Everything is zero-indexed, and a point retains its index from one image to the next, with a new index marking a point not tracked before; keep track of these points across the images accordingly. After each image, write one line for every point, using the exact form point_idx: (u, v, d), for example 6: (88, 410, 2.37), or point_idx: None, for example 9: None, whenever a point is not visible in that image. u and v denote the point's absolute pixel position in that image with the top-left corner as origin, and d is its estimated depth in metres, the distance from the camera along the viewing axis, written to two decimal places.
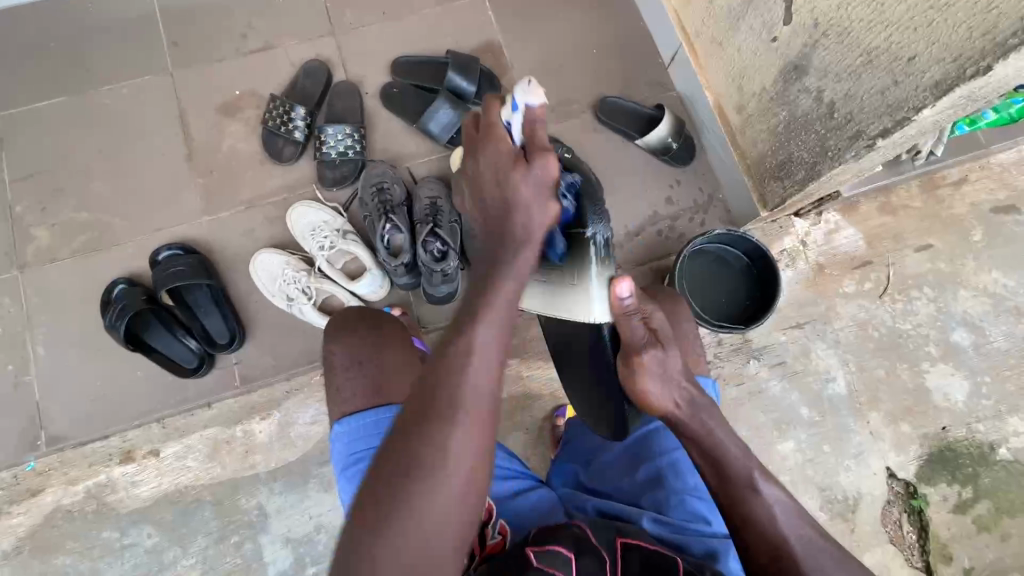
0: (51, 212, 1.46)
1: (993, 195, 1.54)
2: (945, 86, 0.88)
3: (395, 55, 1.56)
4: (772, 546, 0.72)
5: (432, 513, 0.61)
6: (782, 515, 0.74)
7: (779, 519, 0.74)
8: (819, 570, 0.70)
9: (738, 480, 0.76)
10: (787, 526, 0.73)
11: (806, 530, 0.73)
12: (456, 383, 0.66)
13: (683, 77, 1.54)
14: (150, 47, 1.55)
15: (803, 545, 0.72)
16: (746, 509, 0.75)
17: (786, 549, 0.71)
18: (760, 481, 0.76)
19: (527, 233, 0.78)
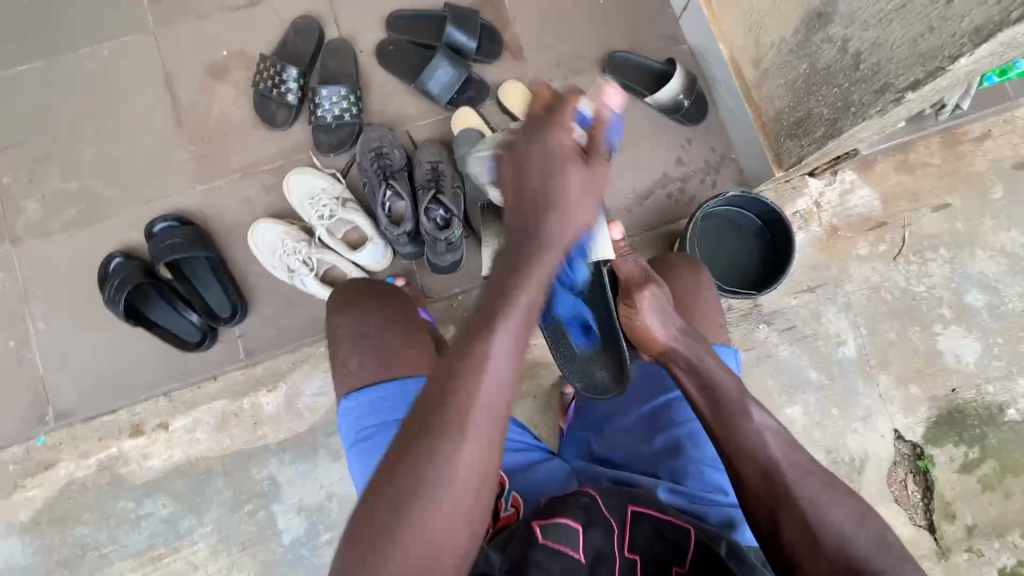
0: (40, 184, 1.41)
1: (1016, 151, 1.48)
2: (985, 32, 0.82)
3: (390, 9, 1.47)
4: (764, 474, 0.72)
5: (446, 507, 0.58)
6: (773, 444, 0.74)
7: (770, 444, 0.74)
8: (806, 492, 0.69)
9: (728, 401, 0.78)
10: (782, 453, 0.73)
11: (802, 459, 0.73)
12: (463, 425, 0.59)
13: (695, 29, 1.46)
14: (130, 5, 1.46)
15: (792, 469, 0.71)
16: (737, 433, 0.75)
17: (778, 472, 0.71)
18: (751, 413, 0.76)
19: (548, 197, 0.65)
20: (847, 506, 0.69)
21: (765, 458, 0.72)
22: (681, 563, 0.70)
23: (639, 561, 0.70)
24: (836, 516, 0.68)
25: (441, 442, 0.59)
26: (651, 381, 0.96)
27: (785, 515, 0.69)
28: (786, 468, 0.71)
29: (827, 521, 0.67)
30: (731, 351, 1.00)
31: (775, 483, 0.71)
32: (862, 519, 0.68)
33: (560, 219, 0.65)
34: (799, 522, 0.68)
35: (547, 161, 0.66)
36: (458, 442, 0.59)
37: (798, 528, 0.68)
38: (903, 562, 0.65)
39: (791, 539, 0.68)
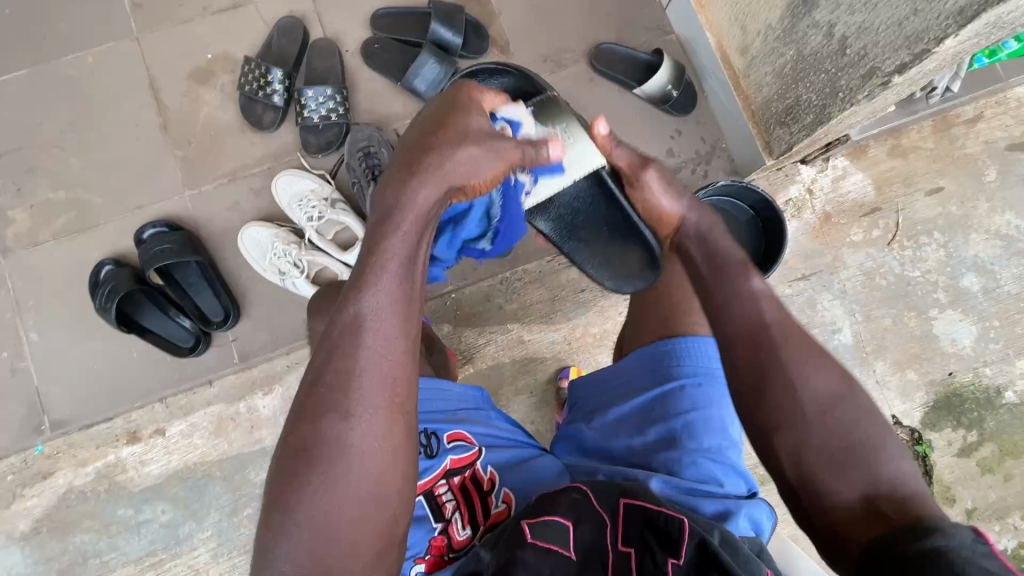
0: (28, 193, 1.41)
1: (1009, 133, 1.47)
2: (970, 13, 0.81)
3: (374, 7, 1.46)
4: (749, 339, 0.73)
5: (360, 447, 0.63)
6: (767, 311, 0.74)
7: (762, 307, 0.74)
8: (798, 362, 0.70)
9: (727, 270, 0.78)
10: (774, 320, 0.73)
11: (797, 330, 0.73)
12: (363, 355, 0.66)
13: (682, 18, 1.44)
14: (111, 11, 1.45)
15: (784, 336, 0.72)
16: (730, 286, 0.76)
17: (769, 342, 0.72)
18: (744, 278, 0.77)
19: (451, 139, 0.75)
20: (839, 379, 0.70)
21: (758, 323, 0.73)
22: (672, 551, 0.67)
23: (634, 554, 0.68)
24: (821, 385, 0.69)
25: (352, 349, 0.66)
26: (645, 372, 0.95)
27: (771, 379, 0.69)
28: (780, 331, 0.72)
29: (810, 387, 0.68)
30: None
31: (764, 352, 0.71)
32: (850, 390, 0.69)
33: (429, 148, 0.74)
34: (783, 385, 0.69)
35: (446, 115, 0.78)
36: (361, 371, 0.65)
37: (780, 389, 0.69)
38: (885, 438, 0.66)
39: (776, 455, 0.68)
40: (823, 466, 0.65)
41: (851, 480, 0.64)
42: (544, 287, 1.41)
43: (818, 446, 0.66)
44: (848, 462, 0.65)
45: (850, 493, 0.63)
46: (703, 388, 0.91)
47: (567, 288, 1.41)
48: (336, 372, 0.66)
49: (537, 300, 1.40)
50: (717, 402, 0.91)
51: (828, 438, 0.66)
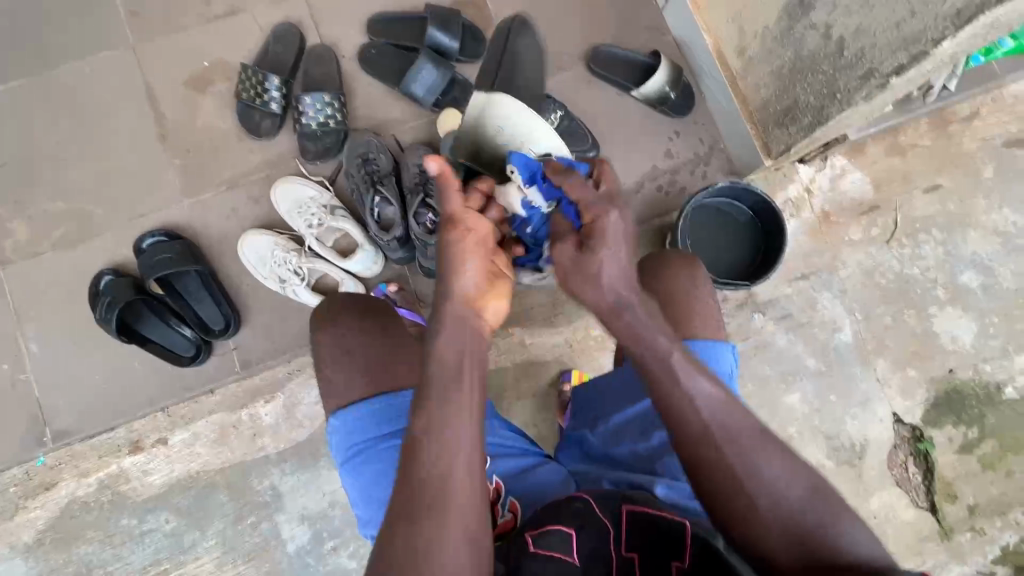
0: (26, 204, 1.40)
1: (1006, 129, 1.47)
2: (968, 15, 0.81)
3: (371, 12, 1.46)
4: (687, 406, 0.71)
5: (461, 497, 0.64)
6: (713, 409, 0.71)
7: (705, 411, 0.71)
8: (747, 449, 0.69)
9: (639, 334, 0.75)
10: (715, 415, 0.71)
11: (740, 417, 0.71)
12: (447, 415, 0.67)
13: (679, 19, 1.44)
14: (107, 19, 1.44)
15: (733, 431, 0.70)
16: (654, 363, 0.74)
17: (712, 436, 0.70)
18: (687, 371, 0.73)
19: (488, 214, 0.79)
20: (784, 462, 0.69)
21: (703, 423, 0.70)
22: (678, 555, 0.68)
23: (638, 561, 0.69)
24: (768, 469, 0.68)
25: (430, 443, 0.66)
26: None
27: (722, 476, 0.68)
28: (727, 423, 0.70)
29: (760, 479, 0.68)
30: (727, 347, 0.97)
31: (710, 450, 0.69)
32: (795, 474, 0.69)
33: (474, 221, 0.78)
34: (735, 483, 0.68)
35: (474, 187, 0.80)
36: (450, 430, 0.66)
37: (728, 488, 0.68)
38: (837, 511, 0.67)
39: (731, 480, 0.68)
40: (784, 548, 0.66)
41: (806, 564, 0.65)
42: (545, 291, 1.41)
43: (777, 533, 0.66)
44: (806, 543, 0.65)
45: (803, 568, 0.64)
46: None
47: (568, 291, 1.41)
48: (401, 486, 0.65)
49: (538, 304, 1.40)
50: None
51: (783, 525, 0.66)
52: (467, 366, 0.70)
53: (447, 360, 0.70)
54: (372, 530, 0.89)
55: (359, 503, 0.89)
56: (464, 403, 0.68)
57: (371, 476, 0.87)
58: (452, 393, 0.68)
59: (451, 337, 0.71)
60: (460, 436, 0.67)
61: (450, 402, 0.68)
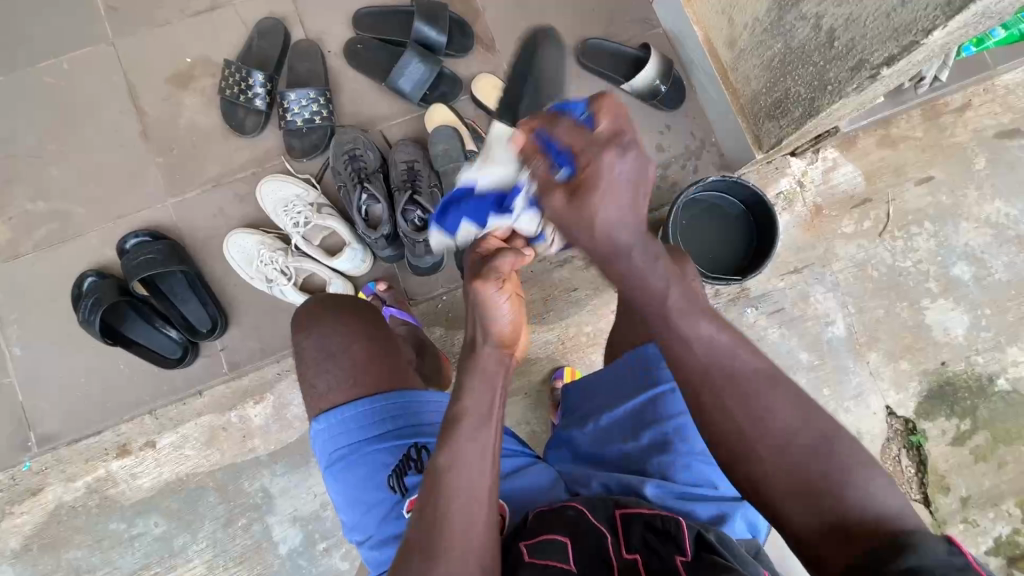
0: (6, 205, 1.37)
1: (997, 120, 1.46)
2: (958, 4, 0.80)
3: (356, 6, 1.44)
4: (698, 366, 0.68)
5: (469, 528, 0.64)
6: (705, 349, 0.68)
7: (698, 348, 0.68)
8: (751, 396, 0.66)
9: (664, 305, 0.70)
10: (711, 356, 0.68)
11: (740, 359, 0.68)
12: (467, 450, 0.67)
13: (669, 11, 1.43)
14: (86, 15, 1.41)
15: (730, 374, 0.67)
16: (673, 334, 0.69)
17: (705, 386, 0.67)
18: (682, 314, 0.69)
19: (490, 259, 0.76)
20: (793, 407, 0.65)
21: (695, 365, 0.68)
22: (681, 549, 0.66)
23: (641, 561, 0.67)
24: (778, 413, 0.65)
25: (446, 481, 0.65)
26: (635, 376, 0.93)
27: (718, 417, 0.66)
28: (725, 367, 0.67)
29: (765, 424, 0.65)
30: None
31: (710, 392, 0.67)
32: (806, 421, 0.65)
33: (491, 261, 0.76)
34: (736, 432, 0.65)
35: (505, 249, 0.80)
36: (468, 464, 0.66)
37: (731, 429, 0.65)
38: (854, 463, 0.63)
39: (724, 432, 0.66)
40: (789, 498, 0.62)
41: (821, 517, 0.61)
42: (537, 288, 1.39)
43: (783, 478, 0.63)
44: (814, 493, 0.62)
45: (809, 521, 0.61)
46: None
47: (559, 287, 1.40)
48: (424, 510, 0.65)
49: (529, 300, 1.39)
50: None
51: (790, 475, 0.63)
52: (497, 405, 0.70)
53: (477, 400, 0.69)
54: (357, 536, 0.87)
55: (345, 508, 0.88)
56: (481, 448, 0.67)
57: (355, 479, 0.86)
58: (480, 433, 0.68)
59: (482, 374, 0.70)
60: (477, 477, 0.66)
61: (478, 440, 0.68)
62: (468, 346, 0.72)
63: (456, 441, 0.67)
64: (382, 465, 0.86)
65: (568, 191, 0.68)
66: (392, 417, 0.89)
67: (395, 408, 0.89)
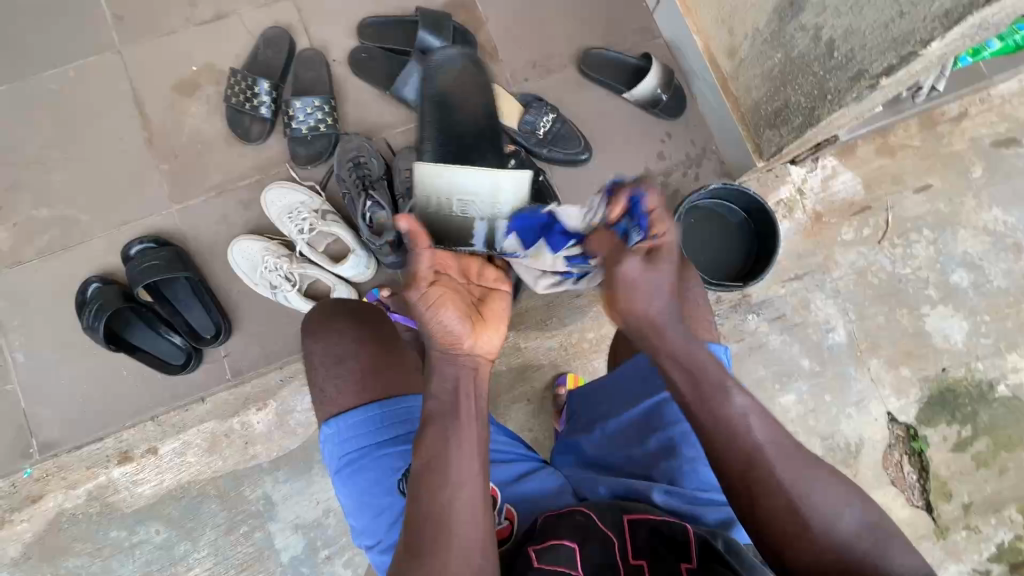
0: (10, 211, 1.38)
1: (994, 129, 1.48)
2: (955, 16, 0.81)
3: (360, 16, 1.45)
4: (744, 454, 0.70)
5: (457, 519, 0.65)
6: (760, 430, 0.70)
7: (753, 428, 0.71)
8: (796, 481, 0.68)
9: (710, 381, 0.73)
10: (763, 442, 0.70)
11: (780, 438, 0.71)
12: (447, 443, 0.68)
13: (669, 21, 1.45)
14: (92, 24, 1.42)
15: (777, 457, 0.69)
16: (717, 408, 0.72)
17: (758, 469, 0.69)
18: (733, 386, 0.73)
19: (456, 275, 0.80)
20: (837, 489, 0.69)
21: (748, 441, 0.70)
22: (687, 557, 0.68)
23: (647, 565, 0.68)
24: (823, 498, 0.68)
25: (429, 477, 0.66)
26: (640, 382, 0.93)
27: (773, 502, 0.68)
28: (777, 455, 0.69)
29: (812, 504, 0.67)
30: (721, 348, 0.97)
31: (759, 480, 0.68)
32: (849, 501, 0.68)
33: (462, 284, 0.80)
34: (785, 510, 0.67)
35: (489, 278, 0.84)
36: (447, 458, 0.67)
37: (786, 512, 0.67)
38: (889, 543, 0.66)
39: (775, 513, 0.67)
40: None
41: None
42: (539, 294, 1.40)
43: (829, 561, 0.65)
44: (860, 575, 0.64)
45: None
46: None
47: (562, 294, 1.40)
48: (412, 511, 0.66)
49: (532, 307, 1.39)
50: None
51: (836, 558, 0.65)
52: (466, 403, 0.71)
53: (442, 398, 0.71)
54: (366, 540, 0.87)
55: (353, 513, 0.88)
56: (458, 440, 0.68)
57: (364, 483, 0.86)
58: (450, 432, 0.69)
59: (445, 372, 0.72)
60: (463, 475, 0.67)
61: (450, 433, 0.68)
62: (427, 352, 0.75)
63: (435, 442, 0.68)
64: (391, 470, 0.86)
65: (642, 254, 0.78)
66: (401, 422, 0.89)
67: (405, 413, 0.90)
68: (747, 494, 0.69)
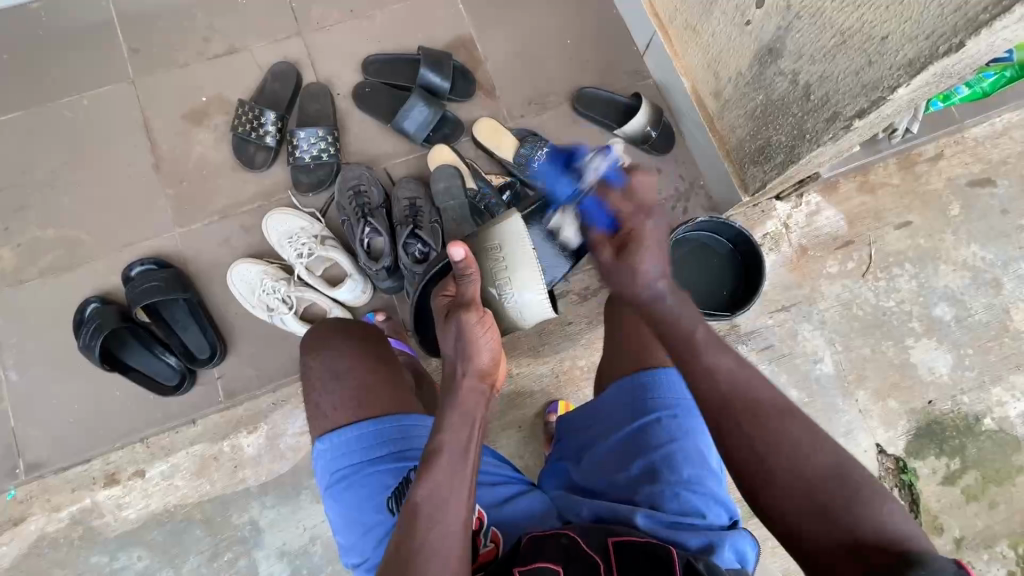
0: (15, 232, 1.41)
1: (969, 169, 1.55)
2: (919, 65, 0.88)
3: (366, 54, 1.53)
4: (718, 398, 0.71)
5: (440, 542, 0.66)
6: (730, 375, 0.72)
7: (727, 377, 0.72)
8: (766, 420, 0.68)
9: (695, 341, 0.76)
10: (736, 384, 0.72)
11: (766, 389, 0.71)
12: (451, 478, 0.70)
13: (658, 64, 1.53)
14: (108, 56, 1.49)
15: (761, 402, 0.70)
16: (697, 362, 0.74)
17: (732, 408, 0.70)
18: (707, 349, 0.75)
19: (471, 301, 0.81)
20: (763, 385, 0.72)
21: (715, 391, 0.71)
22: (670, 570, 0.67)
23: None
24: (798, 435, 0.67)
25: (425, 515, 0.68)
26: (624, 406, 0.94)
27: (740, 441, 0.68)
28: (744, 392, 0.71)
29: (786, 439, 0.67)
30: None
31: (732, 415, 0.70)
32: (824, 446, 0.67)
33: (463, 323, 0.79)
34: (757, 438, 0.68)
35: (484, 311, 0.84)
36: (448, 495, 0.69)
37: (753, 459, 0.67)
38: (865, 494, 0.64)
39: (744, 446, 0.68)
40: (809, 519, 0.63)
41: (830, 535, 0.62)
42: None
43: (798, 500, 0.64)
44: (838, 517, 0.62)
45: (832, 546, 0.61)
46: (679, 419, 0.91)
47: (554, 321, 1.43)
48: (399, 547, 0.67)
49: (525, 334, 1.41)
50: (696, 433, 0.90)
51: (806, 484, 0.65)
52: (473, 441, 0.74)
53: (458, 435, 0.73)
54: (354, 557, 0.87)
55: (342, 530, 0.88)
56: (458, 480, 0.70)
57: (354, 500, 0.87)
58: (458, 464, 0.71)
59: (466, 411, 0.75)
60: (457, 510, 0.68)
61: (456, 471, 0.71)
62: (448, 384, 0.78)
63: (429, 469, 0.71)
64: (383, 487, 0.87)
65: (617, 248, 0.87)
66: (394, 440, 0.90)
67: (396, 431, 0.91)
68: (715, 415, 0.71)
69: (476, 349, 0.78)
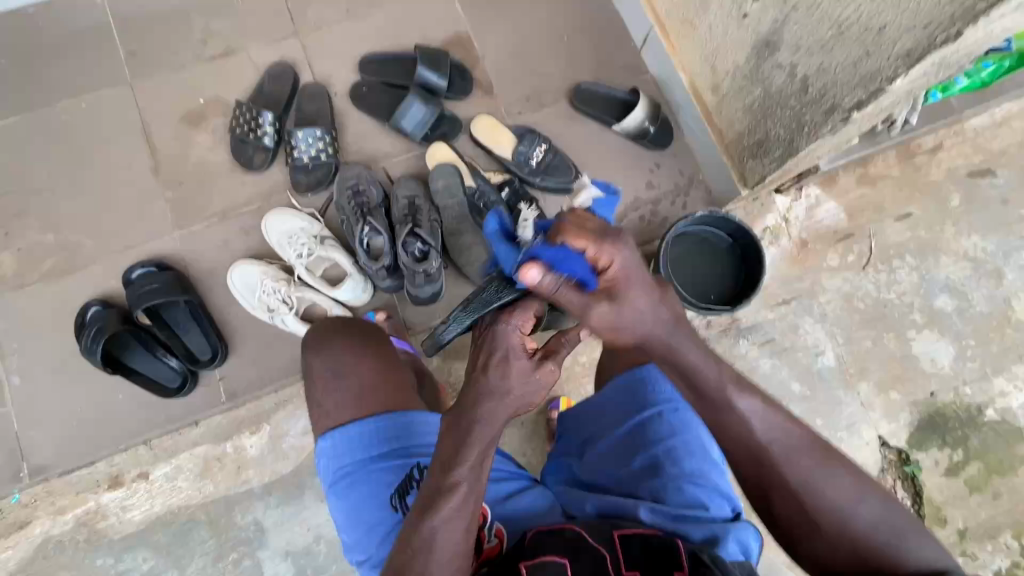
0: (15, 236, 1.41)
1: (968, 160, 1.55)
2: (917, 55, 0.88)
3: (363, 53, 1.53)
4: (751, 453, 0.75)
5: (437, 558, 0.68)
6: (760, 426, 0.74)
7: (757, 429, 0.74)
8: (807, 475, 0.73)
9: (712, 396, 0.75)
10: (768, 434, 0.74)
11: (800, 438, 0.75)
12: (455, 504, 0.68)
13: (655, 59, 1.53)
14: (105, 59, 1.49)
15: (790, 452, 0.74)
16: (722, 418, 0.75)
17: (766, 461, 0.74)
18: (734, 390, 0.75)
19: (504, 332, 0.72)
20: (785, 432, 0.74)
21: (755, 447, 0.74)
22: (678, 564, 0.68)
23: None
24: (833, 491, 0.72)
25: (423, 537, 0.68)
26: (627, 401, 0.94)
27: (789, 502, 0.73)
28: (777, 448, 0.74)
29: (824, 496, 0.72)
30: None
31: (773, 471, 0.74)
32: (866, 495, 0.73)
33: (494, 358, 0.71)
34: (799, 501, 0.73)
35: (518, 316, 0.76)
36: (450, 520, 0.68)
37: (799, 519, 0.73)
38: (906, 530, 0.71)
39: (794, 519, 0.73)
40: (849, 566, 0.70)
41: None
42: None
43: (842, 552, 0.71)
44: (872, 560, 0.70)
45: None
46: (680, 413, 0.91)
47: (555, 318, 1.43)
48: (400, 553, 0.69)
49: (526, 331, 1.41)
50: (697, 427, 0.90)
51: (851, 550, 0.71)
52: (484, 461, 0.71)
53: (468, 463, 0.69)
54: (357, 555, 0.87)
55: (345, 528, 0.88)
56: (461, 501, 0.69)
57: (356, 498, 0.87)
58: (464, 489, 0.69)
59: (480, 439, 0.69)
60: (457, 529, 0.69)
61: (462, 494, 0.69)
62: (462, 404, 0.71)
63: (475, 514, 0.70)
64: (385, 484, 0.87)
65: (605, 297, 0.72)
66: (395, 437, 0.90)
67: (397, 429, 0.91)
68: (762, 491, 0.74)
69: (496, 384, 0.71)
